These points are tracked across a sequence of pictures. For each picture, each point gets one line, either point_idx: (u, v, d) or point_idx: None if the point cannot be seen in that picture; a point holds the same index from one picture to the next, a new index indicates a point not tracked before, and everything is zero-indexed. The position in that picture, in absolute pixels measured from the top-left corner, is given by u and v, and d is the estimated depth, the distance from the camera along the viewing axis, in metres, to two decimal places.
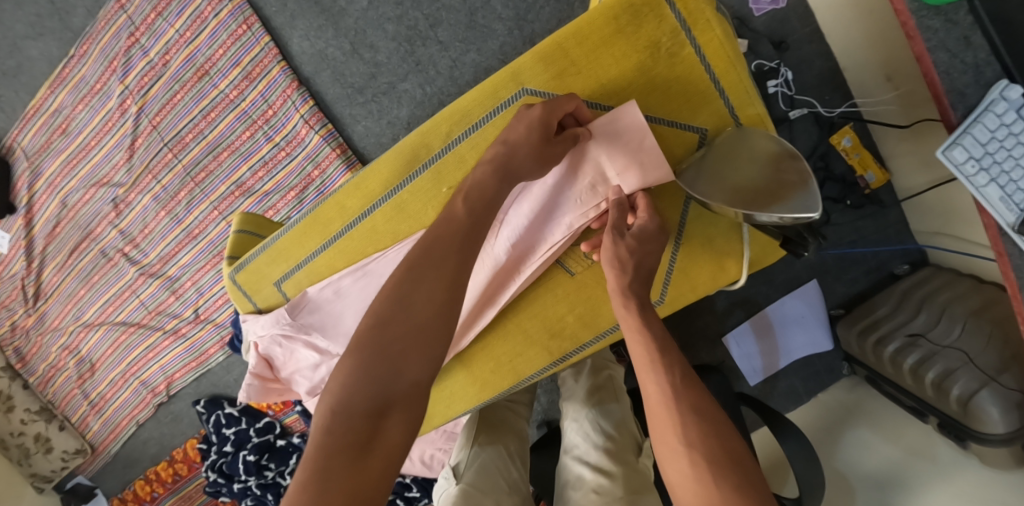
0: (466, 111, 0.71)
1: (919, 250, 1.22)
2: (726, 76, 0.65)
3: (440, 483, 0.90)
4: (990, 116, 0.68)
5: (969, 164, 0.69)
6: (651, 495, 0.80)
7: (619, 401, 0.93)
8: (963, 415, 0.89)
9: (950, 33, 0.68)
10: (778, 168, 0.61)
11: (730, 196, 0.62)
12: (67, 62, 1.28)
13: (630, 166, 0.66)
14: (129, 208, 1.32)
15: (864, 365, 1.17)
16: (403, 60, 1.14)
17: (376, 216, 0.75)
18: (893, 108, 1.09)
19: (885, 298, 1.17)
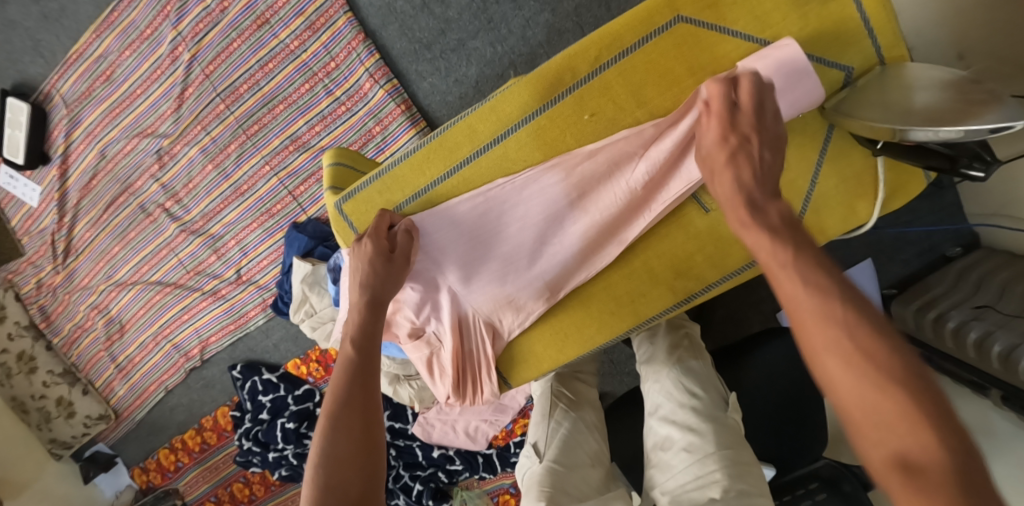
0: (612, 35, 0.59)
1: (971, 232, 1.09)
2: (877, 14, 0.58)
3: (521, 462, 0.78)
4: None
5: None
6: (749, 453, 0.64)
7: (702, 357, 0.75)
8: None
9: None
10: (951, 94, 0.53)
11: (895, 115, 0.53)
12: (116, 6, 1.22)
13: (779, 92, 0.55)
14: (173, 161, 1.27)
15: (920, 345, 1.07)
16: (474, 18, 1.08)
17: (508, 144, 0.62)
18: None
19: (940, 277, 1.07)
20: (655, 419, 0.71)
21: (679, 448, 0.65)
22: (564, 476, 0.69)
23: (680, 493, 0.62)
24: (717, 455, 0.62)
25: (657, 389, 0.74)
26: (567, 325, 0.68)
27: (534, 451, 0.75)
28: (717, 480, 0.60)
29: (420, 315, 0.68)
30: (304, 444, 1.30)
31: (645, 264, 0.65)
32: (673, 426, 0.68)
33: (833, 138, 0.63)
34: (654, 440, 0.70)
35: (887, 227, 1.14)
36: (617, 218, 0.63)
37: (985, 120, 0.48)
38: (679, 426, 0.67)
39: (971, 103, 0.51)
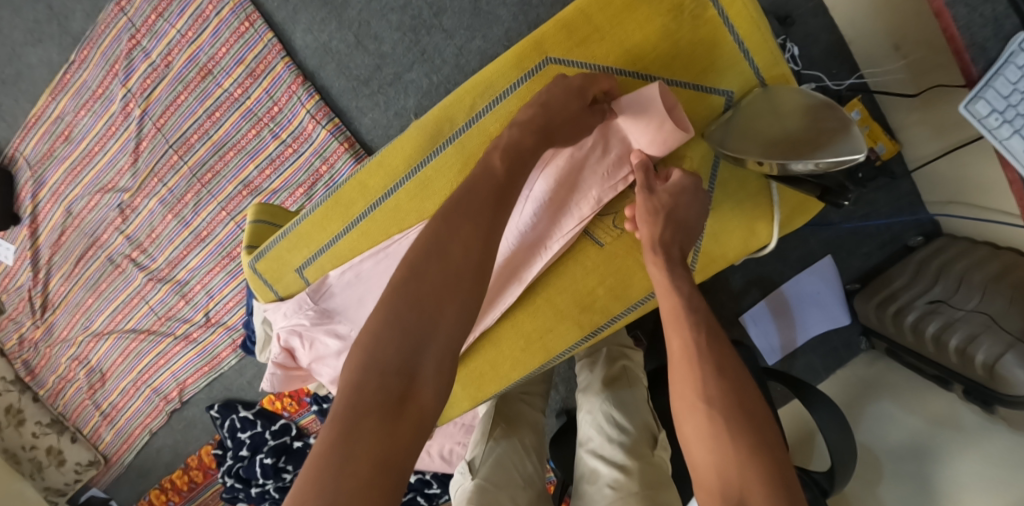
0: (489, 81, 0.65)
1: (932, 220, 1.07)
2: (750, 36, 0.60)
3: (456, 479, 0.77)
4: (1011, 68, 0.63)
5: (992, 117, 0.65)
6: (672, 493, 0.63)
7: (636, 386, 0.74)
8: (989, 379, 0.82)
9: None
10: (817, 118, 0.56)
11: (765, 146, 0.56)
12: (67, 68, 1.27)
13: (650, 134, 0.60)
14: (135, 213, 1.30)
15: (883, 337, 1.05)
16: (408, 51, 1.13)
17: (402, 193, 0.66)
18: (902, 76, 0.93)
19: (901, 268, 1.04)
20: (585, 452, 0.68)
21: (602, 484, 0.62)
22: (493, 498, 0.68)
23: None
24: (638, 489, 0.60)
25: (588, 420, 0.72)
26: (483, 363, 0.69)
27: (468, 468, 0.74)
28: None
29: (339, 364, 0.69)
30: (285, 476, 1.34)
31: (550, 301, 0.67)
32: (601, 462, 0.65)
33: (721, 165, 0.64)
34: (581, 475, 0.67)
35: (842, 222, 1.10)
36: (512, 257, 0.65)
37: (842, 152, 0.52)
38: (607, 461, 0.64)
39: (828, 130, 0.54)
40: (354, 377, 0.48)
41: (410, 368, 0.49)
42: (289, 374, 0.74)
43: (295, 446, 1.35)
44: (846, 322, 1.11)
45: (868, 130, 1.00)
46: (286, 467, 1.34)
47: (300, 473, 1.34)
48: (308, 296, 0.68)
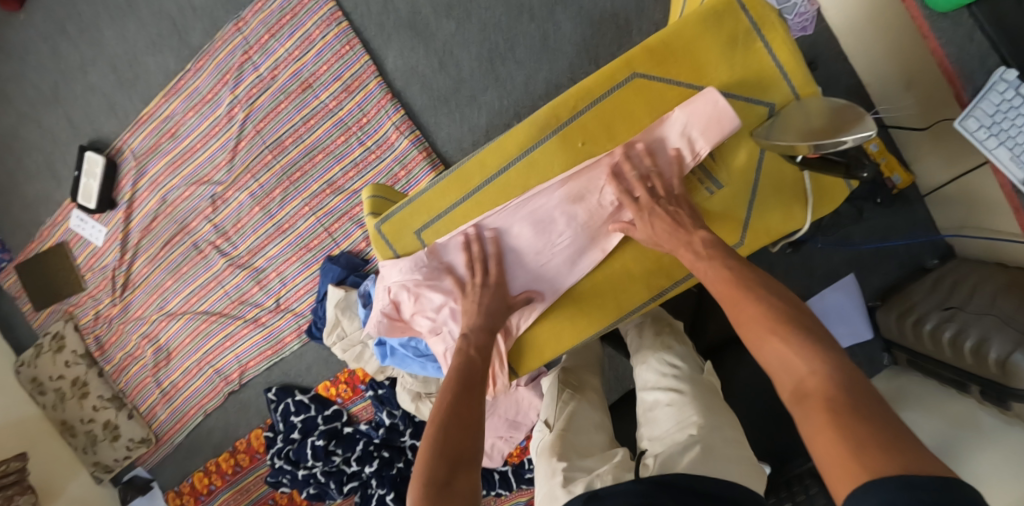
0: (588, 88, 0.76)
1: (946, 243, 1.30)
2: (788, 62, 0.75)
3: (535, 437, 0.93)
4: (993, 94, 0.80)
5: (981, 132, 0.81)
6: (722, 404, 0.82)
7: (684, 340, 0.93)
8: (1003, 376, 0.95)
9: (957, 32, 0.84)
10: (837, 115, 0.68)
11: (798, 135, 0.69)
12: (182, 75, 1.45)
13: (711, 127, 0.72)
14: (225, 204, 1.46)
15: (904, 349, 1.23)
16: (483, 76, 1.32)
17: (512, 172, 0.78)
18: (912, 112, 1.17)
19: (919, 285, 1.25)
20: (646, 387, 0.88)
21: (664, 404, 0.82)
22: (573, 439, 0.85)
23: (665, 435, 0.78)
24: (690, 400, 0.80)
25: (645, 367, 0.91)
26: (561, 318, 0.82)
27: (545, 424, 0.90)
28: (694, 420, 0.76)
29: (439, 314, 0.83)
30: (334, 458, 1.43)
31: (624, 265, 0.80)
32: (659, 391, 0.85)
33: (765, 159, 0.77)
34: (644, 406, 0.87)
35: (863, 242, 1.33)
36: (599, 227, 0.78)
37: (856, 132, 0.63)
38: (664, 387, 0.84)
39: (847, 121, 0.66)
40: (419, 476, 0.61)
41: (463, 456, 0.63)
42: (393, 323, 0.86)
43: (345, 431, 1.46)
44: (869, 336, 1.32)
45: (885, 161, 1.25)
46: (336, 450, 1.43)
47: (347, 457, 1.43)
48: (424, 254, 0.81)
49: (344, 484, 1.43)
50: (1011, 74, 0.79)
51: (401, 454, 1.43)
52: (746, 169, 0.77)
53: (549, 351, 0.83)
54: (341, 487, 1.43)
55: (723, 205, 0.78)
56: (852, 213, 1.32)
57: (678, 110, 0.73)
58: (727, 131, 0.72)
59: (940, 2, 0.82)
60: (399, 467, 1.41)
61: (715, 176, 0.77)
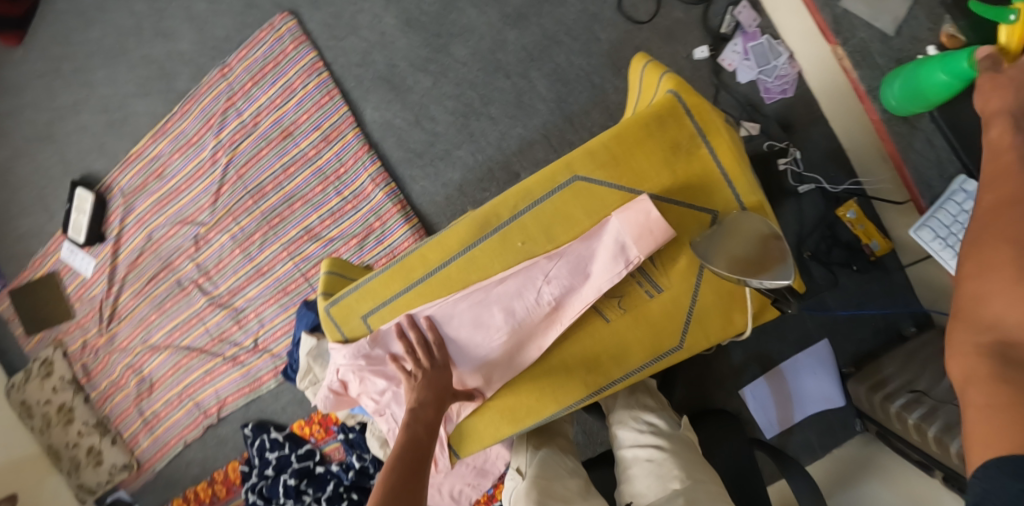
0: (528, 189, 0.77)
1: (925, 313, 1.28)
2: (733, 170, 0.75)
3: (509, 485, 1.08)
4: (951, 203, 0.78)
5: (936, 242, 0.78)
6: (699, 456, 0.91)
7: (656, 395, 1.04)
8: (963, 467, 0.95)
9: (915, 136, 0.85)
10: (765, 245, 0.70)
11: (730, 265, 0.69)
12: (169, 118, 1.49)
13: (642, 235, 0.73)
14: (207, 245, 1.49)
15: (875, 421, 1.22)
16: (459, 132, 1.34)
17: (453, 267, 0.79)
18: (891, 185, 1.17)
19: (891, 358, 1.24)
20: (628, 446, 0.96)
21: (643, 459, 0.91)
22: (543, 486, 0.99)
23: (648, 490, 0.87)
24: (666, 453, 0.89)
25: (624, 426, 0.99)
26: (503, 407, 0.83)
27: (518, 473, 1.06)
28: (675, 474, 0.86)
29: (382, 397, 0.85)
30: (304, 498, 1.45)
31: (562, 361, 0.81)
32: (639, 448, 0.93)
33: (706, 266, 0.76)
34: (626, 462, 0.95)
35: (839, 308, 1.32)
36: (536, 326, 0.79)
37: (772, 277, 0.67)
38: (644, 445, 0.93)
39: (770, 256, 0.68)
40: None
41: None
42: (339, 397, 0.90)
43: (317, 471, 1.48)
44: (841, 404, 1.31)
45: (863, 228, 1.26)
46: (307, 489, 1.46)
47: (318, 497, 1.45)
48: (365, 343, 0.82)
49: None
50: (970, 183, 0.77)
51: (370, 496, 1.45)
52: (680, 273, 0.76)
53: (490, 437, 0.85)
54: None
55: (662, 307, 0.78)
56: (829, 279, 1.31)
57: (613, 218, 0.74)
58: (662, 240, 0.72)
59: (897, 107, 0.83)
60: None
61: (654, 279, 0.77)
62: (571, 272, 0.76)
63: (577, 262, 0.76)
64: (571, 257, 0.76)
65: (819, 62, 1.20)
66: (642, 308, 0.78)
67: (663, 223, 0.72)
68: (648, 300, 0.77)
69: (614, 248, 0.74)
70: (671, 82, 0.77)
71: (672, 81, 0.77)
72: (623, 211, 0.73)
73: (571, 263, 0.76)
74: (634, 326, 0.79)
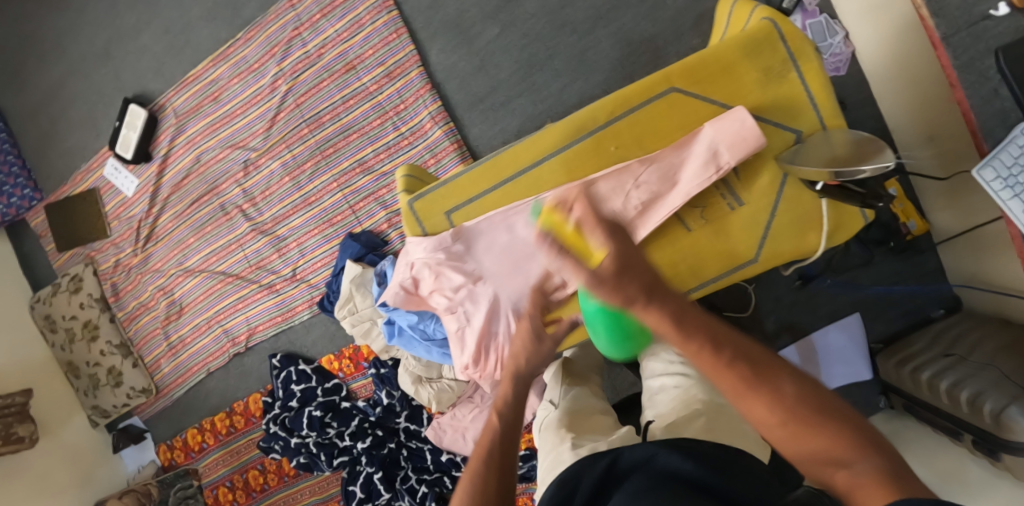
0: (624, 98, 0.80)
1: (953, 295, 1.32)
2: (819, 94, 0.79)
3: (540, 415, 1.10)
4: (1013, 146, 0.82)
5: (998, 182, 0.83)
6: None
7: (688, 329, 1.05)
8: (996, 428, 0.96)
9: (979, 91, 0.86)
10: (857, 149, 0.75)
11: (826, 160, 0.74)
12: (232, 43, 1.50)
13: (735, 142, 0.76)
14: (257, 171, 1.51)
15: (901, 394, 1.26)
16: (520, 81, 1.36)
17: (545, 168, 0.82)
18: (931, 162, 1.21)
19: (921, 335, 1.28)
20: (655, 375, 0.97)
21: (670, 386, 0.92)
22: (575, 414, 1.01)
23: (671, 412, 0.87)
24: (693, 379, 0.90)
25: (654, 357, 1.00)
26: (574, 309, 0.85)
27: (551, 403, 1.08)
28: (701, 397, 0.86)
29: (457, 294, 0.87)
30: (328, 431, 1.48)
31: None
32: (666, 377, 0.94)
33: (787, 182, 0.79)
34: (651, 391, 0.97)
35: (871, 286, 1.36)
36: (620, 230, 0.81)
37: (875, 163, 0.70)
38: (672, 373, 0.94)
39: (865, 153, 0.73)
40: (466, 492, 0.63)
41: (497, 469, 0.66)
42: (410, 295, 0.91)
43: (343, 405, 1.50)
44: (867, 378, 1.34)
45: (903, 207, 1.30)
46: (331, 423, 1.48)
47: (341, 432, 1.48)
48: (447, 237, 0.83)
49: (334, 458, 1.47)
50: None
51: (394, 435, 1.48)
52: (762, 189, 0.80)
53: None
54: (331, 460, 1.47)
55: (742, 221, 0.81)
56: (862, 255, 1.35)
57: (707, 126, 0.77)
58: (752, 150, 0.76)
59: None
60: (389, 448, 1.46)
61: (737, 193, 0.80)
62: (658, 178, 0.80)
63: (667, 169, 0.79)
64: (662, 164, 0.79)
65: (872, 43, 1.25)
66: (723, 221, 0.81)
67: (756, 131, 0.75)
68: (729, 213, 0.81)
69: (706, 155, 0.77)
70: (767, 11, 0.81)
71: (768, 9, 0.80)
72: (718, 119, 0.76)
73: (662, 169, 0.79)
74: (712, 238, 0.82)
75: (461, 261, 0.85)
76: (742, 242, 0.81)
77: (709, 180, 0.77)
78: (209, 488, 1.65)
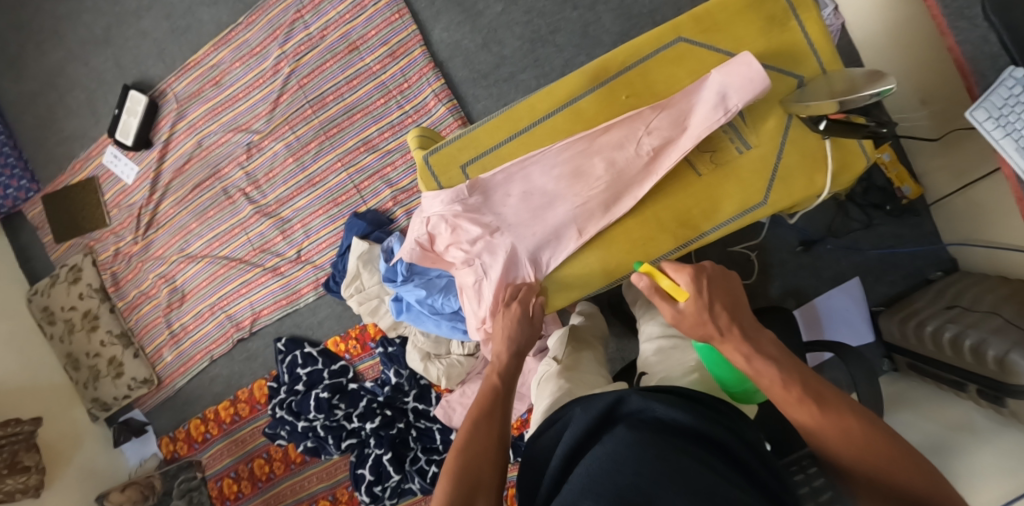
0: (635, 47, 0.82)
1: (950, 257, 1.35)
2: (819, 41, 0.82)
3: (542, 371, 1.11)
4: (1002, 89, 0.88)
5: (988, 122, 0.89)
6: None
7: None
8: (1001, 373, 0.99)
9: (973, 32, 0.91)
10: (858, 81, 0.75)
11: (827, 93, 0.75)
12: (234, 27, 1.51)
13: (743, 86, 0.77)
14: (260, 153, 1.51)
15: (906, 353, 1.28)
16: (524, 56, 1.38)
17: (559, 118, 0.83)
18: (925, 124, 1.24)
19: (922, 294, 1.31)
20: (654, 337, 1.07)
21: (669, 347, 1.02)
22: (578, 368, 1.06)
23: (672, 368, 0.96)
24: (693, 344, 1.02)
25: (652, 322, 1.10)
26: (589, 258, 0.86)
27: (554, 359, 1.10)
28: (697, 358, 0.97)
29: (473, 247, 0.87)
30: (336, 412, 1.47)
31: (654, 214, 0.84)
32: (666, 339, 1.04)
33: (792, 126, 0.82)
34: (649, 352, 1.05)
35: (872, 249, 1.39)
36: (633, 177, 0.83)
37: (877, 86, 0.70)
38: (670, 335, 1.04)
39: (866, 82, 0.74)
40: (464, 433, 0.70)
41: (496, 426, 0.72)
42: (424, 252, 0.90)
43: (350, 387, 1.50)
44: (870, 339, 1.37)
45: (897, 172, 1.34)
46: (339, 404, 1.47)
47: (350, 413, 1.47)
48: (463, 190, 0.84)
49: (342, 440, 1.47)
50: (1020, 72, 0.86)
51: (403, 415, 1.47)
52: (768, 133, 0.83)
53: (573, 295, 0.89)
54: (339, 443, 1.47)
55: (751, 165, 0.83)
56: (862, 219, 1.39)
57: (715, 73, 0.78)
58: (759, 92, 0.77)
59: None
60: (399, 428, 1.45)
61: (744, 136, 0.83)
62: (669, 125, 0.81)
63: (678, 115, 0.81)
64: (673, 110, 0.80)
65: (863, 13, 1.29)
66: (733, 164, 0.83)
67: (762, 74, 0.77)
68: (738, 157, 0.83)
69: (714, 100, 0.79)
70: None
71: None
72: (726, 65, 0.78)
73: (673, 115, 0.81)
74: (722, 182, 0.83)
75: (476, 213, 0.85)
76: (751, 186, 0.83)
77: (719, 123, 0.78)
78: (213, 480, 1.62)
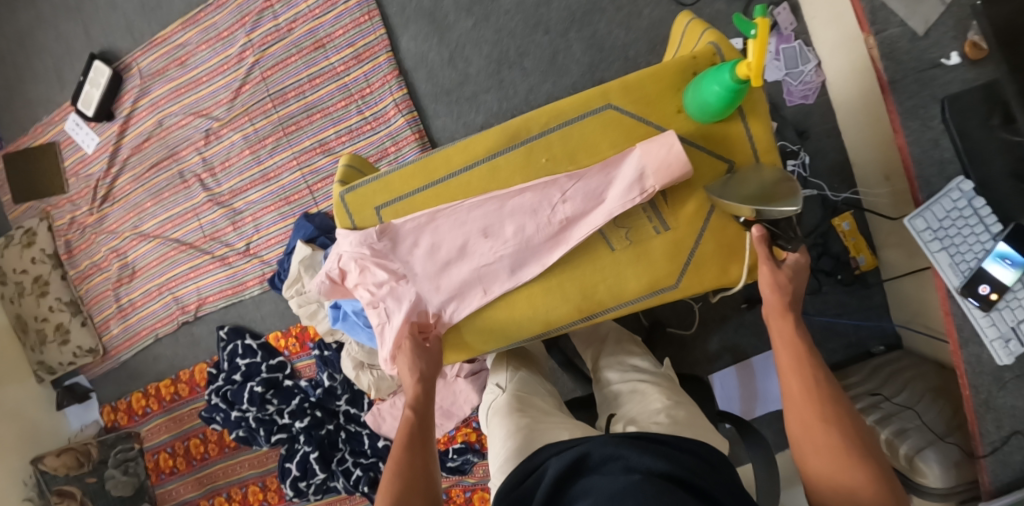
0: (560, 110, 0.80)
1: (895, 332, 1.22)
2: (755, 126, 0.79)
3: (486, 397, 1.06)
4: (946, 200, 0.85)
5: (927, 233, 0.87)
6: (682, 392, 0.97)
7: (638, 342, 1.11)
8: (909, 470, 0.89)
9: (924, 134, 0.87)
10: (776, 184, 0.75)
11: (742, 197, 0.74)
12: (204, 8, 1.48)
13: (659, 167, 0.75)
14: (218, 140, 1.50)
15: None
16: (488, 77, 1.35)
17: (475, 173, 0.81)
18: (886, 201, 1.12)
19: (858, 368, 1.19)
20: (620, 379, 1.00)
21: (633, 390, 0.96)
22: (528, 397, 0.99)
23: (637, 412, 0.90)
24: (653, 384, 0.95)
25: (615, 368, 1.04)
26: (493, 320, 0.86)
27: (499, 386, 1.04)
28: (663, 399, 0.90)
29: (379, 290, 0.85)
30: (268, 407, 1.48)
31: (560, 283, 0.83)
32: (632, 382, 0.97)
33: (713, 214, 0.80)
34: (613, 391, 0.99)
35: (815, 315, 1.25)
36: (541, 244, 0.81)
37: (790, 204, 0.71)
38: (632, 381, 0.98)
39: (784, 188, 0.73)
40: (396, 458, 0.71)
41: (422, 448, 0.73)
42: (335, 286, 0.88)
43: (286, 383, 1.50)
44: None
45: (854, 241, 1.20)
46: (272, 400, 1.48)
47: (281, 409, 1.47)
48: (374, 233, 0.83)
49: (273, 435, 1.47)
50: (967, 185, 0.84)
51: (333, 418, 1.48)
52: (688, 217, 0.80)
53: (475, 350, 0.89)
54: (269, 436, 1.47)
55: (665, 246, 0.81)
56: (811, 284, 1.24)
57: (636, 148, 0.76)
58: (678, 175, 0.75)
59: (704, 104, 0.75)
60: (328, 430, 1.46)
61: (662, 217, 0.80)
62: (584, 196, 0.78)
63: (594, 185, 0.78)
64: (588, 181, 0.78)
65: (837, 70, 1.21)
66: (646, 243, 0.81)
67: (683, 157, 0.75)
68: (653, 237, 0.81)
69: (632, 177, 0.76)
70: (712, 36, 0.80)
71: (714, 36, 0.80)
72: (648, 143, 0.75)
73: (589, 187, 0.78)
74: (634, 260, 0.82)
75: (384, 259, 0.84)
76: (663, 267, 0.82)
77: (634, 202, 0.77)
78: (150, 452, 1.64)
